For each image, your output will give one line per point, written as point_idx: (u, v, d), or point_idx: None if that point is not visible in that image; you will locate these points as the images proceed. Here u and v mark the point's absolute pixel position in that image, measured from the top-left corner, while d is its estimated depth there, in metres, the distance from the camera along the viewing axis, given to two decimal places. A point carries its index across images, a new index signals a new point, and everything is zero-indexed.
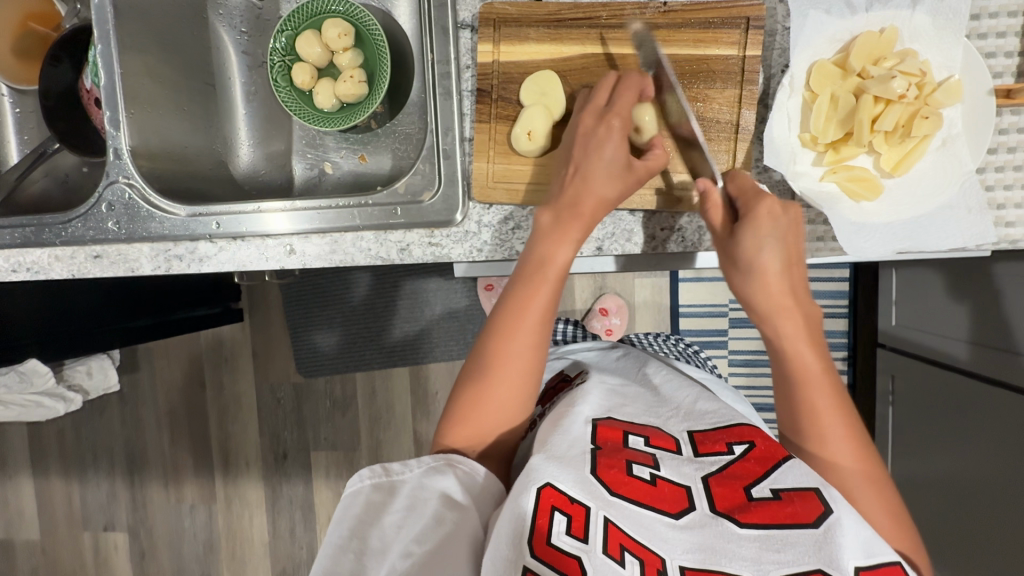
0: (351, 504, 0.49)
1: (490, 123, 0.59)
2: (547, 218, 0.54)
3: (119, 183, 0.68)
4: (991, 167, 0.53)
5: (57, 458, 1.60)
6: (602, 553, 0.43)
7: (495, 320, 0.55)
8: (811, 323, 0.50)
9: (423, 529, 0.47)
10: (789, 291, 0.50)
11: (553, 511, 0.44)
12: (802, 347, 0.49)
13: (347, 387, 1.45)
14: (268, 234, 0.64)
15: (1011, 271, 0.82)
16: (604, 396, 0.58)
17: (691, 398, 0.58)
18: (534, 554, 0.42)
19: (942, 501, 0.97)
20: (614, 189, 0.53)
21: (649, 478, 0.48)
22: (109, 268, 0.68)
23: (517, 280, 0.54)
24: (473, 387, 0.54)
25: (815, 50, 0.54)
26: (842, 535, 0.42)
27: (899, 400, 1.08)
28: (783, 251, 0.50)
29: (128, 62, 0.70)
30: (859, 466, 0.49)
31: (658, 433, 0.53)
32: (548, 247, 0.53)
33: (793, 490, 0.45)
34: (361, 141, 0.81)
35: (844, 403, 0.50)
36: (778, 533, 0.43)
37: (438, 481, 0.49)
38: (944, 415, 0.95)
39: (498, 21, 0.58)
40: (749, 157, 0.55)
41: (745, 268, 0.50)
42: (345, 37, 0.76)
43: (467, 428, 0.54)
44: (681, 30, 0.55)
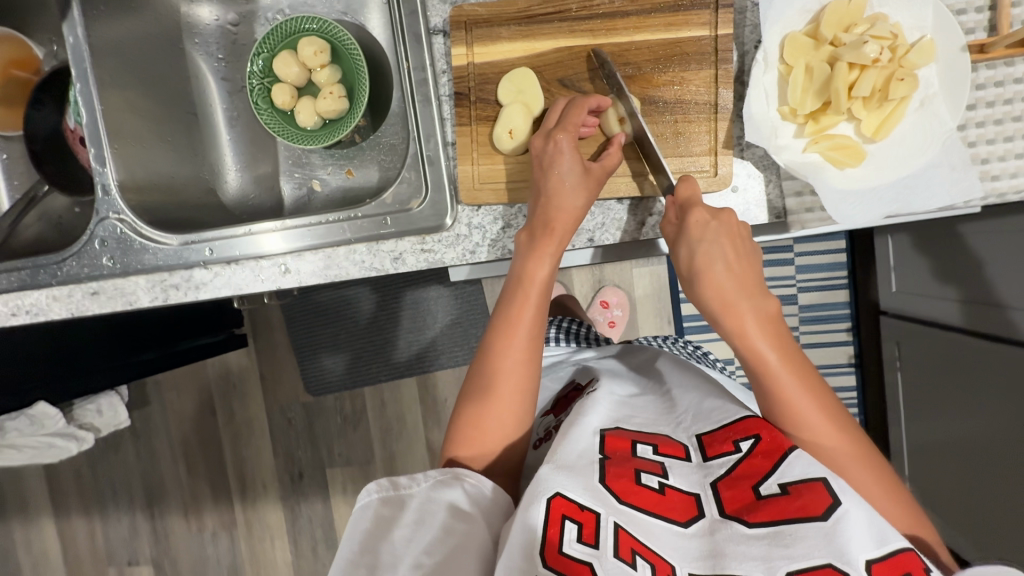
0: (360, 518, 0.49)
1: (471, 126, 0.60)
2: (524, 236, 0.56)
3: (111, 219, 0.68)
4: (972, 123, 0.53)
5: (76, 498, 1.60)
6: (614, 557, 0.44)
7: (484, 342, 0.58)
8: (763, 316, 0.50)
9: (433, 539, 0.47)
10: (734, 292, 0.50)
11: (564, 519, 0.45)
12: (756, 342, 0.49)
13: (357, 402, 1.46)
14: (262, 256, 0.65)
15: (1004, 227, 0.82)
16: (612, 407, 0.58)
17: (697, 400, 0.57)
18: (546, 564, 0.43)
19: (961, 462, 0.97)
20: (581, 200, 0.54)
21: (657, 486, 0.49)
22: (107, 304, 0.69)
23: (504, 301, 0.57)
24: (475, 405, 0.56)
25: (786, 23, 0.54)
26: (851, 527, 0.42)
27: (909, 366, 1.08)
28: (723, 254, 0.50)
29: (108, 98, 0.70)
30: (848, 449, 0.50)
31: (667, 440, 0.53)
32: (530, 264, 0.55)
33: (801, 482, 0.45)
34: (346, 155, 0.82)
35: (812, 385, 0.50)
36: (788, 529, 0.43)
37: (445, 494, 0.50)
38: (954, 377, 0.94)
39: (468, 23, 0.58)
40: (730, 135, 0.56)
41: (689, 275, 0.51)
42: (321, 54, 0.77)
43: (469, 447, 0.56)
44: (652, 16, 0.56)
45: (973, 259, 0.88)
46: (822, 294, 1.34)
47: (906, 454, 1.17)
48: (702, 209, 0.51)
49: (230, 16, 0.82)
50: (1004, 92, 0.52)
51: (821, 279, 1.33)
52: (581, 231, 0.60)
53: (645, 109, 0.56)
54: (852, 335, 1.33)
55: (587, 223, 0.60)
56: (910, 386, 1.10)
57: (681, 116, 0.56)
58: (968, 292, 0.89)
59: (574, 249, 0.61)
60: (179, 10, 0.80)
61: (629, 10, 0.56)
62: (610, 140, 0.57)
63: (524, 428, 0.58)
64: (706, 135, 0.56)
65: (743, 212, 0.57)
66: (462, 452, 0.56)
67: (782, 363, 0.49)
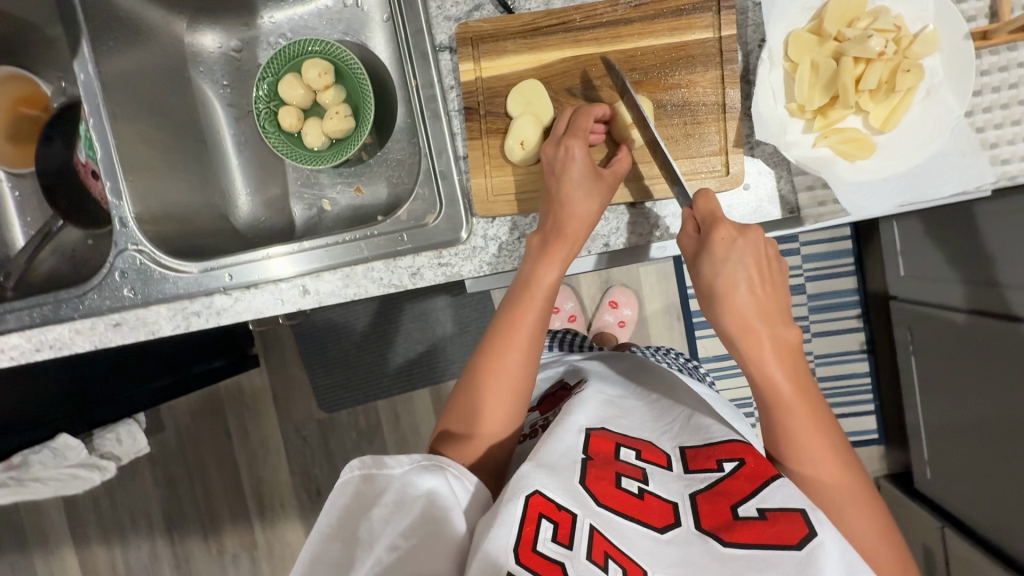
0: (340, 494, 0.50)
1: (482, 139, 0.60)
2: (536, 240, 0.57)
3: (129, 250, 0.69)
4: (979, 109, 0.54)
5: (96, 526, 1.60)
6: (587, 558, 0.45)
7: (485, 341, 0.58)
8: (782, 343, 0.50)
9: (409, 524, 0.47)
10: (754, 315, 0.50)
11: (541, 518, 0.47)
12: (772, 366, 0.50)
13: (371, 417, 1.48)
14: (279, 279, 0.65)
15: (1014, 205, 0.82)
16: (600, 406, 0.60)
17: (684, 414, 0.58)
18: (519, 561, 0.44)
19: (984, 442, 0.96)
20: (593, 205, 0.55)
21: (637, 491, 0.50)
22: (130, 334, 0.70)
23: (509, 300, 0.58)
24: (470, 400, 0.57)
25: (789, 21, 0.55)
26: (824, 556, 0.43)
27: (922, 349, 1.08)
28: (746, 275, 0.51)
29: (120, 130, 0.71)
30: (847, 489, 0.50)
31: (651, 447, 0.55)
32: (539, 268, 0.56)
33: (780, 509, 0.45)
34: (355, 173, 0.82)
35: (823, 421, 0.50)
36: (761, 552, 0.44)
37: (426, 480, 0.49)
38: (971, 358, 0.94)
39: (475, 38, 0.59)
40: (740, 135, 0.56)
41: (709, 294, 0.52)
42: (325, 75, 0.78)
43: (460, 425, 0.57)
44: (655, 21, 0.56)
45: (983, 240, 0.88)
46: (831, 283, 1.34)
47: (923, 438, 1.17)
48: (731, 226, 0.51)
49: (233, 42, 0.84)
50: (1008, 77, 0.53)
51: (828, 268, 1.33)
52: (596, 237, 0.60)
53: (655, 112, 0.57)
54: (862, 322, 1.34)
55: (602, 228, 0.60)
56: (925, 369, 1.10)
57: (688, 119, 0.57)
58: (978, 273, 0.89)
59: (590, 254, 0.61)
60: (183, 40, 0.81)
61: (632, 18, 0.56)
62: (619, 145, 0.58)
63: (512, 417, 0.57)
64: (717, 135, 0.57)
65: (756, 209, 0.57)
66: (452, 427, 0.58)
67: (792, 390, 0.50)
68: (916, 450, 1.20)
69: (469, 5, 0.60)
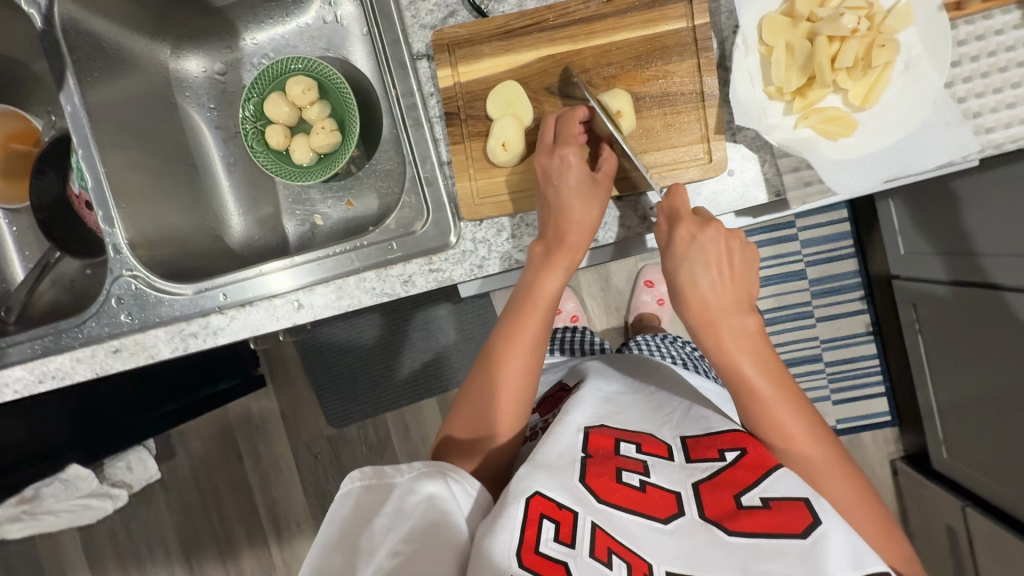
0: (341, 506, 0.49)
1: (464, 143, 0.60)
2: (539, 249, 0.57)
3: (124, 276, 0.69)
4: (959, 79, 0.53)
5: (113, 556, 1.61)
6: (590, 556, 0.45)
7: (489, 350, 0.58)
8: (746, 336, 0.51)
9: (410, 530, 0.46)
10: (717, 309, 0.51)
11: (542, 518, 0.46)
12: (739, 361, 0.51)
13: (380, 430, 1.52)
14: (274, 295, 0.66)
15: (1008, 174, 0.81)
16: (597, 405, 0.60)
17: (683, 407, 0.59)
18: (521, 564, 0.44)
19: (997, 418, 0.96)
20: (593, 211, 0.55)
21: (638, 484, 0.51)
22: (129, 359, 0.70)
23: (511, 309, 0.58)
24: (477, 408, 0.57)
25: (761, 5, 0.54)
26: (829, 546, 0.44)
27: (926, 326, 1.09)
28: (708, 268, 0.51)
29: (109, 156, 0.72)
30: (833, 467, 0.50)
31: (651, 439, 0.55)
32: (540, 276, 0.56)
33: (784, 499, 0.47)
34: (344, 187, 0.84)
35: (797, 406, 0.51)
36: (766, 542, 0.45)
37: (426, 485, 0.48)
38: (977, 333, 0.94)
39: (451, 45, 0.59)
40: (721, 121, 0.56)
41: (675, 292, 0.53)
42: (308, 91, 0.79)
43: (470, 429, 0.57)
44: (629, 15, 0.56)
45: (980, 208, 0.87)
46: (832, 266, 1.33)
47: (937, 417, 1.16)
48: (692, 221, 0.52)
49: (217, 66, 0.85)
50: (985, 46, 0.53)
51: (826, 251, 1.33)
52: None
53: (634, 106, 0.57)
54: (866, 303, 1.33)
55: None
56: (932, 348, 1.10)
57: (669, 108, 0.57)
58: (967, 244, 0.91)
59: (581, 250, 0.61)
60: (167, 66, 0.82)
61: (605, 12, 0.56)
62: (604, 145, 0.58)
63: (522, 419, 0.58)
64: (696, 123, 0.57)
65: (742, 194, 0.57)
66: (461, 429, 0.57)
67: (762, 380, 0.51)
68: (929, 430, 1.19)
69: (444, 11, 0.61)
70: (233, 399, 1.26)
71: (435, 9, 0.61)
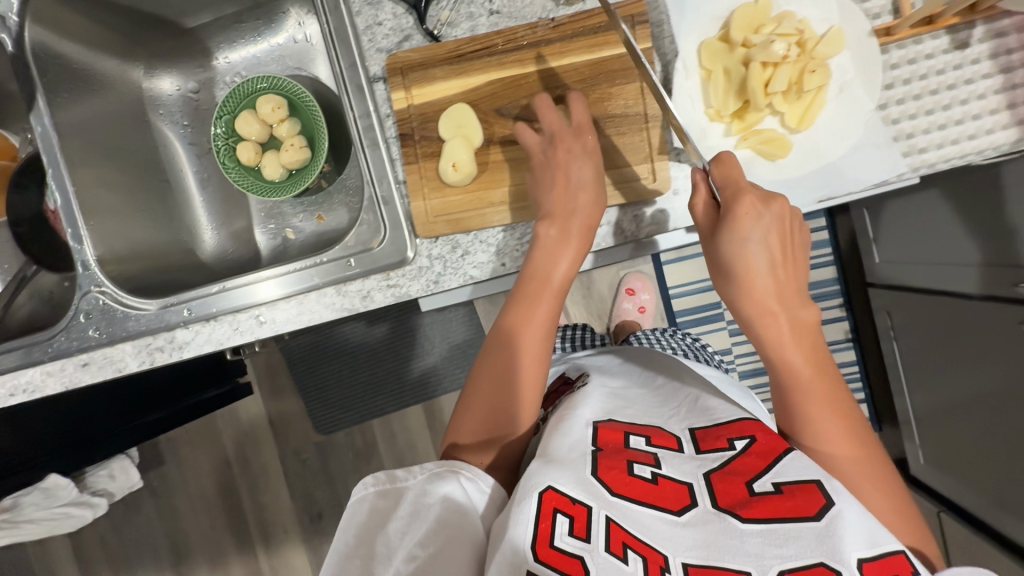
0: (356, 511, 0.51)
1: (418, 164, 0.62)
2: (541, 235, 0.57)
3: (92, 292, 0.71)
4: (892, 102, 0.55)
5: (102, 564, 1.62)
6: (605, 551, 0.45)
7: (497, 344, 0.59)
8: (799, 328, 0.52)
9: (426, 532, 0.47)
10: (773, 299, 0.51)
11: (555, 513, 0.47)
12: (790, 351, 0.51)
13: (367, 437, 1.54)
14: (238, 309, 0.67)
15: (966, 187, 0.83)
16: (605, 400, 0.62)
17: (691, 399, 0.61)
18: (538, 559, 0.44)
19: (971, 424, 0.97)
20: (592, 195, 0.56)
21: (650, 476, 0.51)
22: (98, 373, 0.71)
23: (517, 297, 0.58)
24: (485, 406, 0.57)
25: (700, 31, 0.56)
26: (844, 525, 0.43)
27: (901, 334, 1.11)
28: (765, 249, 0.51)
29: (79, 175, 0.73)
30: (869, 467, 0.51)
31: (659, 433, 0.56)
32: (548, 263, 0.57)
33: (795, 483, 0.46)
34: (315, 202, 0.86)
35: (841, 404, 0.52)
36: (781, 527, 0.44)
37: (440, 487, 0.50)
38: (952, 340, 0.96)
39: (404, 68, 0.61)
40: (663, 142, 0.58)
41: (729, 275, 0.52)
42: (279, 109, 0.81)
43: (478, 430, 0.57)
44: (574, 40, 0.58)
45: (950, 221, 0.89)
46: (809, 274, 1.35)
47: (913, 424, 1.18)
48: (755, 197, 0.51)
49: (191, 84, 0.88)
50: (915, 70, 0.55)
51: None
52: None
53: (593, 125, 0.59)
54: (844, 310, 1.34)
55: None
56: (909, 354, 1.12)
57: (616, 128, 0.59)
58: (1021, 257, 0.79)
59: None
60: (140, 86, 0.85)
61: (552, 37, 0.58)
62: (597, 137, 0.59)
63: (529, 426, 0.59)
64: (642, 143, 0.58)
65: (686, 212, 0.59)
66: (468, 434, 0.57)
67: (811, 372, 0.51)
68: (906, 435, 1.21)
69: (399, 35, 0.62)
70: (219, 407, 1.28)
71: (390, 33, 0.62)
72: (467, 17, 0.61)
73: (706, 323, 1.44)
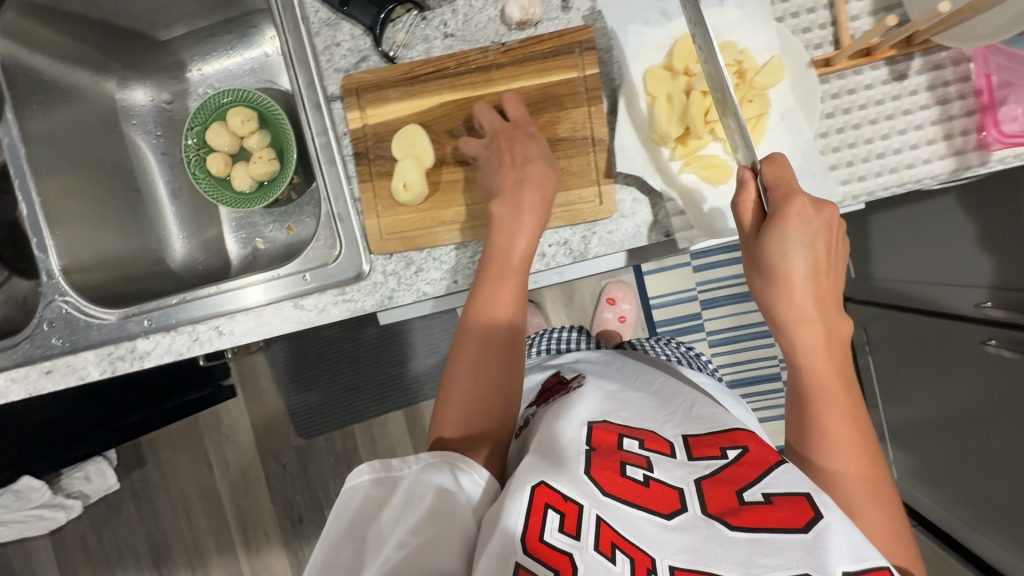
0: (349, 499, 0.50)
1: (372, 182, 0.63)
2: (499, 211, 0.57)
3: (56, 300, 0.71)
4: (832, 130, 0.57)
5: (84, 564, 1.62)
6: (594, 549, 0.44)
7: (470, 331, 0.58)
8: (832, 337, 0.52)
9: (417, 522, 0.46)
10: (812, 305, 0.51)
11: (547, 508, 0.47)
12: (819, 357, 0.52)
13: (347, 441, 1.55)
14: (197, 320, 0.69)
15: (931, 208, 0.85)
16: (600, 401, 0.61)
17: (686, 406, 0.60)
18: (526, 551, 0.44)
19: (943, 440, 0.98)
20: (542, 170, 0.57)
21: (642, 479, 0.50)
22: (60, 381, 0.71)
23: (483, 276, 0.58)
24: (461, 397, 0.56)
25: (645, 59, 0.57)
26: (831, 539, 0.42)
27: (876, 348, 1.12)
28: (809, 253, 0.51)
29: (46, 184, 0.74)
30: (876, 487, 0.50)
31: (654, 437, 0.55)
32: (506, 241, 0.57)
33: (785, 494, 0.46)
34: (286, 213, 0.88)
35: (859, 421, 0.51)
36: (768, 537, 0.43)
37: (434, 476, 0.49)
38: (926, 356, 0.97)
39: (359, 88, 0.62)
40: (610, 165, 0.59)
41: (767, 271, 0.52)
42: (248, 122, 0.82)
43: (456, 427, 0.55)
44: (523, 64, 0.59)
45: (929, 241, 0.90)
46: None
47: (886, 439, 1.19)
48: (807, 200, 0.50)
49: (164, 95, 0.89)
50: (855, 100, 0.56)
51: None
52: None
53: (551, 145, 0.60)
54: None
55: None
56: (883, 369, 1.12)
57: (565, 151, 0.60)
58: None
59: None
60: (113, 97, 0.87)
61: (502, 62, 0.60)
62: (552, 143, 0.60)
63: (510, 425, 0.58)
64: (591, 167, 0.60)
65: (633, 234, 0.60)
66: (449, 431, 0.55)
67: (837, 380, 0.52)
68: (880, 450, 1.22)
69: (356, 56, 0.64)
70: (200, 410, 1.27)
71: (348, 54, 0.64)
72: (423, 39, 0.62)
73: (688, 333, 1.43)
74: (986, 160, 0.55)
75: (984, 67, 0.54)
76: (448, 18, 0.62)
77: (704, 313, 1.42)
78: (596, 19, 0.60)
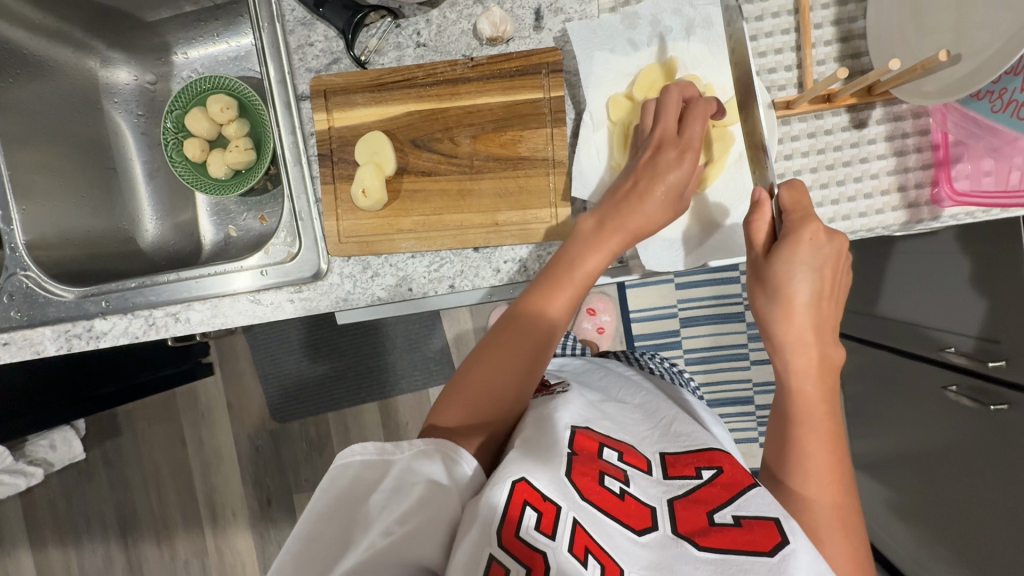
0: (339, 475, 0.47)
1: (334, 184, 0.64)
2: (587, 224, 0.56)
3: (17, 274, 0.72)
4: (790, 172, 0.57)
5: (52, 529, 1.63)
6: (568, 551, 0.43)
7: (518, 324, 0.55)
8: (826, 365, 0.52)
9: (407, 509, 0.44)
10: (809, 329, 0.51)
11: (525, 505, 0.45)
12: (809, 384, 0.51)
13: (321, 428, 1.52)
14: (154, 306, 0.69)
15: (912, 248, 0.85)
16: (584, 407, 0.58)
17: (665, 422, 0.61)
18: (502, 546, 0.42)
19: (907, 478, 0.98)
20: (659, 204, 0.55)
21: (618, 491, 0.49)
22: (17, 354, 0.70)
23: (544, 277, 0.56)
24: (478, 373, 0.54)
25: (607, 87, 0.59)
26: (796, 565, 0.42)
27: (848, 381, 1.13)
28: (816, 279, 0.51)
29: (17, 157, 0.75)
30: (843, 518, 0.49)
31: (632, 450, 0.54)
32: (583, 252, 0.55)
33: (754, 517, 0.46)
34: (259, 203, 0.88)
35: (836, 452, 0.51)
36: (735, 558, 0.43)
37: (425, 466, 0.46)
38: (896, 394, 0.97)
39: (328, 91, 0.63)
40: (564, 188, 0.60)
41: (767, 287, 0.52)
42: (227, 110, 0.82)
43: (459, 416, 0.52)
44: (490, 81, 0.60)
45: (897, 284, 0.91)
46: None
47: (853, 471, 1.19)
48: (820, 227, 0.50)
49: (148, 76, 0.90)
50: (814, 144, 0.57)
51: None
52: (443, 278, 0.63)
53: (512, 160, 0.60)
54: None
55: (446, 270, 0.63)
56: (854, 401, 1.13)
57: (524, 170, 0.60)
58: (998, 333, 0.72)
59: (437, 294, 0.64)
60: (96, 74, 0.87)
61: (469, 76, 0.60)
62: (514, 159, 0.60)
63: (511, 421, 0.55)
64: (549, 187, 0.60)
65: None
66: (450, 417, 0.52)
67: (823, 410, 0.51)
68: None
69: (328, 58, 0.64)
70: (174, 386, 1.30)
71: (321, 54, 0.64)
72: (395, 46, 0.63)
73: (666, 348, 1.43)
74: (939, 214, 0.56)
75: (941, 123, 0.54)
76: (422, 28, 0.62)
77: (683, 330, 1.42)
78: (566, 42, 0.61)
